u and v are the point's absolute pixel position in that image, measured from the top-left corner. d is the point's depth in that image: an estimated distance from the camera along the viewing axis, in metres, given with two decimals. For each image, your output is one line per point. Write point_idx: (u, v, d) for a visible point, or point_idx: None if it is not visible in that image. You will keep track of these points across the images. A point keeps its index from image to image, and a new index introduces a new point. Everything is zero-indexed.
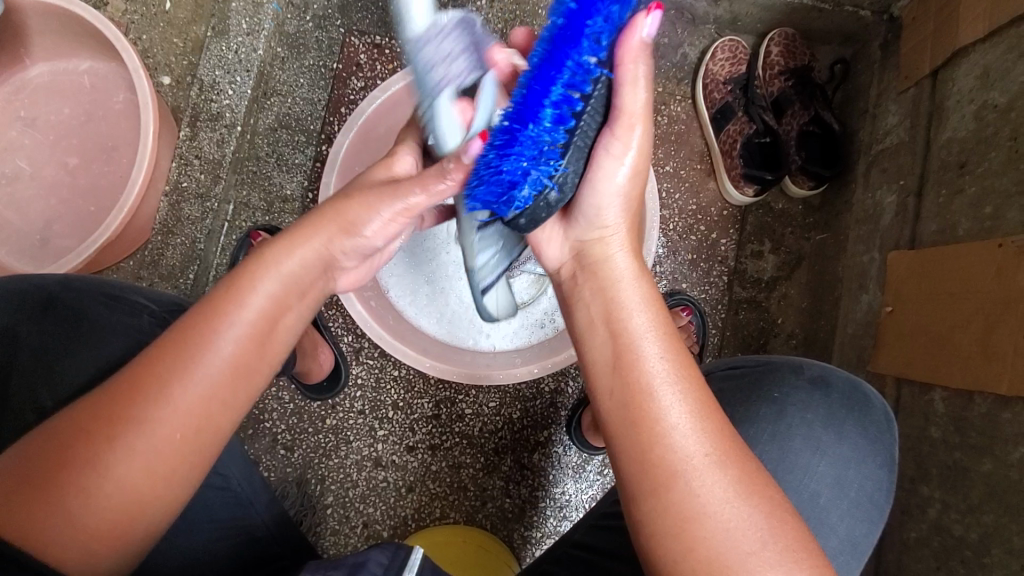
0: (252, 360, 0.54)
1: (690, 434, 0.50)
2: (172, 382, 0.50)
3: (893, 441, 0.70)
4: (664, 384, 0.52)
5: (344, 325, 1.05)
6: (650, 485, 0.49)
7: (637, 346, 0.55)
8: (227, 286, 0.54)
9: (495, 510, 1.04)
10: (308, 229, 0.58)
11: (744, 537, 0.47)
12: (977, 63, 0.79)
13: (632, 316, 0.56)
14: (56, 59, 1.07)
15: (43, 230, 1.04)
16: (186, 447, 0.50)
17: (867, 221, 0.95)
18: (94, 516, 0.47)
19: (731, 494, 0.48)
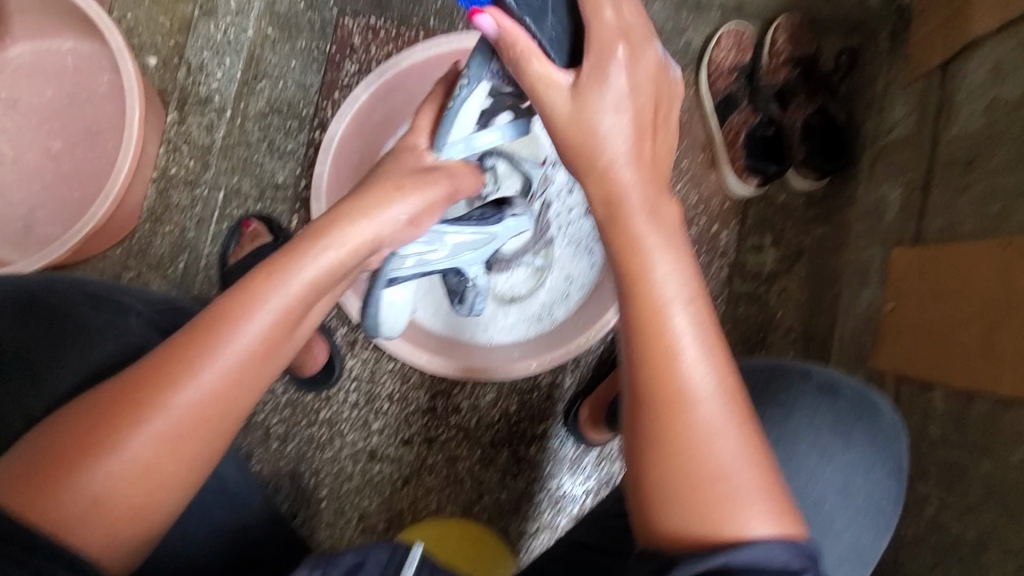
0: (281, 343, 0.53)
1: (709, 395, 0.48)
2: (205, 361, 0.48)
3: (901, 450, 0.69)
4: (677, 327, 0.49)
5: (339, 317, 1.03)
6: (661, 440, 0.48)
7: (652, 289, 0.50)
8: (268, 268, 0.54)
9: (491, 503, 1.03)
10: (350, 215, 0.59)
11: (756, 510, 0.47)
12: (989, 55, 0.77)
13: (640, 233, 0.52)
14: (37, 38, 1.03)
15: (27, 217, 1.01)
16: (210, 429, 0.49)
17: (870, 215, 0.94)
18: (120, 500, 0.45)
19: (751, 473, 0.47)
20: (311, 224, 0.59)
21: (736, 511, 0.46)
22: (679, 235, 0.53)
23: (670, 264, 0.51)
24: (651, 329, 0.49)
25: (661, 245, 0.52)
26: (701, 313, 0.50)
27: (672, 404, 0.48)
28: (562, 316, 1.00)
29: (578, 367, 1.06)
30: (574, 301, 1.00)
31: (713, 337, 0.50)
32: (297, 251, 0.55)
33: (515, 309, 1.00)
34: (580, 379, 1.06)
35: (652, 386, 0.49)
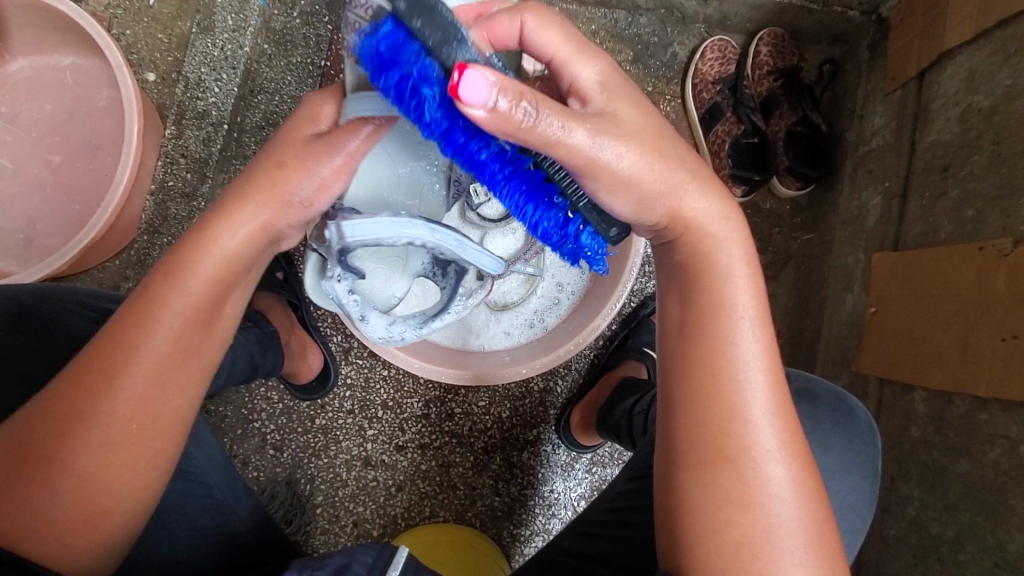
0: (198, 341, 0.52)
1: (773, 454, 0.49)
2: (118, 372, 0.48)
3: (876, 454, 0.71)
4: (756, 389, 0.50)
5: (333, 325, 1.05)
6: (711, 485, 0.49)
7: (732, 342, 0.51)
8: (164, 268, 0.50)
9: (485, 508, 1.05)
10: (252, 194, 0.52)
11: (784, 532, 0.48)
12: (962, 66, 0.79)
13: (729, 290, 0.53)
14: (38, 54, 1.06)
15: (27, 229, 1.03)
16: (141, 434, 0.49)
17: (853, 221, 0.96)
18: (63, 514, 0.47)
19: (800, 524, 0.48)
20: (213, 205, 0.53)
21: (764, 534, 0.48)
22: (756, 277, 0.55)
23: (754, 331, 0.52)
24: (729, 382, 0.50)
25: (750, 293, 0.53)
26: (774, 366, 0.52)
27: (729, 460, 0.49)
28: (553, 323, 1.02)
29: (569, 373, 1.07)
30: (564, 307, 1.03)
31: (783, 398, 0.52)
32: (192, 245, 0.51)
33: (508, 315, 1.02)
34: (571, 384, 1.08)
35: (710, 428, 0.50)
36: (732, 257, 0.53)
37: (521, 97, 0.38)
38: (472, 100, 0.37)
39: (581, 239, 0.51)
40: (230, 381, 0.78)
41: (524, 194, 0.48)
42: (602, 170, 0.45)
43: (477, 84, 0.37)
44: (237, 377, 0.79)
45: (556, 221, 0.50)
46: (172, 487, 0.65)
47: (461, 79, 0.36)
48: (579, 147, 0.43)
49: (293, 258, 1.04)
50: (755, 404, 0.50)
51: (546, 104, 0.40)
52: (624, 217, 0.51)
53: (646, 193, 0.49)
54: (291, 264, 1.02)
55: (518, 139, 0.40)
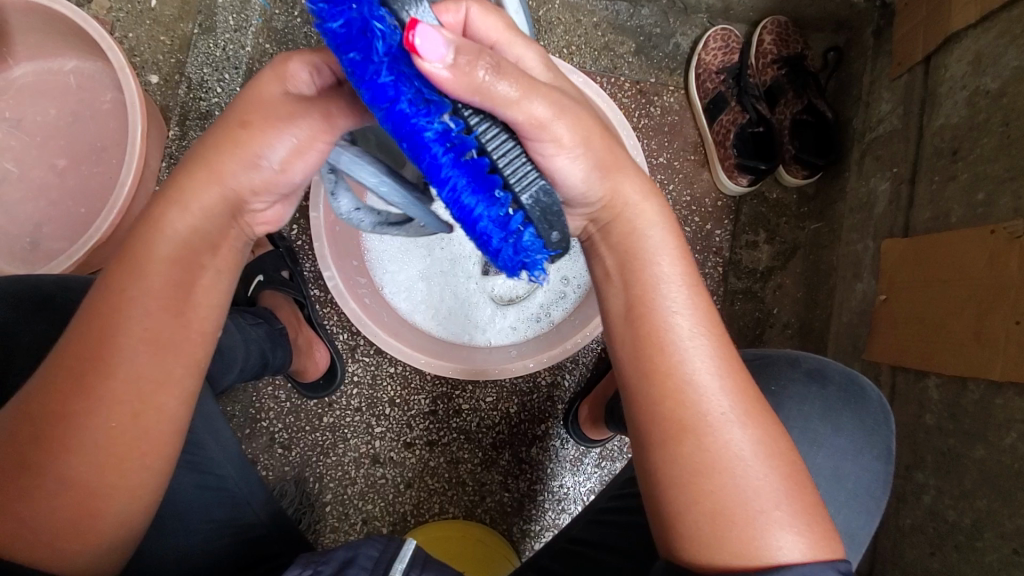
0: (175, 335, 0.49)
1: (732, 418, 0.49)
2: (90, 373, 0.47)
3: (891, 434, 0.70)
4: (697, 359, 0.50)
5: (340, 323, 1.04)
6: (677, 463, 0.49)
7: (663, 317, 0.51)
8: (125, 260, 0.48)
9: (494, 504, 1.04)
10: (202, 169, 0.48)
11: (759, 495, 0.48)
12: (969, 48, 0.78)
13: (655, 262, 0.52)
14: (41, 58, 1.06)
15: (33, 233, 1.03)
16: (125, 436, 0.47)
17: (861, 209, 0.95)
18: (66, 508, 0.46)
19: (771, 482, 0.49)
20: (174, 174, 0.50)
21: (740, 501, 0.48)
22: (677, 242, 0.54)
23: (685, 298, 0.52)
24: (669, 355, 0.50)
25: (670, 259, 0.53)
26: (715, 331, 0.52)
27: (688, 433, 0.49)
28: (559, 317, 1.02)
29: (577, 367, 1.07)
30: (570, 301, 1.02)
31: (731, 360, 0.52)
32: (144, 240, 0.48)
33: (514, 310, 1.02)
34: (579, 378, 1.07)
35: (663, 406, 0.50)
36: (651, 226, 0.54)
37: (478, 60, 0.39)
38: (432, 55, 0.37)
39: (523, 240, 0.45)
40: (241, 377, 0.78)
41: (467, 182, 0.42)
42: (556, 135, 0.45)
43: (432, 41, 0.37)
44: (248, 373, 0.79)
45: (497, 218, 0.44)
46: (188, 477, 0.64)
47: (416, 36, 0.36)
48: (533, 113, 0.42)
49: (298, 256, 1.04)
50: (704, 375, 0.50)
51: (506, 66, 0.40)
52: (570, 188, 0.50)
53: (595, 167, 0.49)
54: (296, 263, 1.01)
55: (480, 100, 0.40)
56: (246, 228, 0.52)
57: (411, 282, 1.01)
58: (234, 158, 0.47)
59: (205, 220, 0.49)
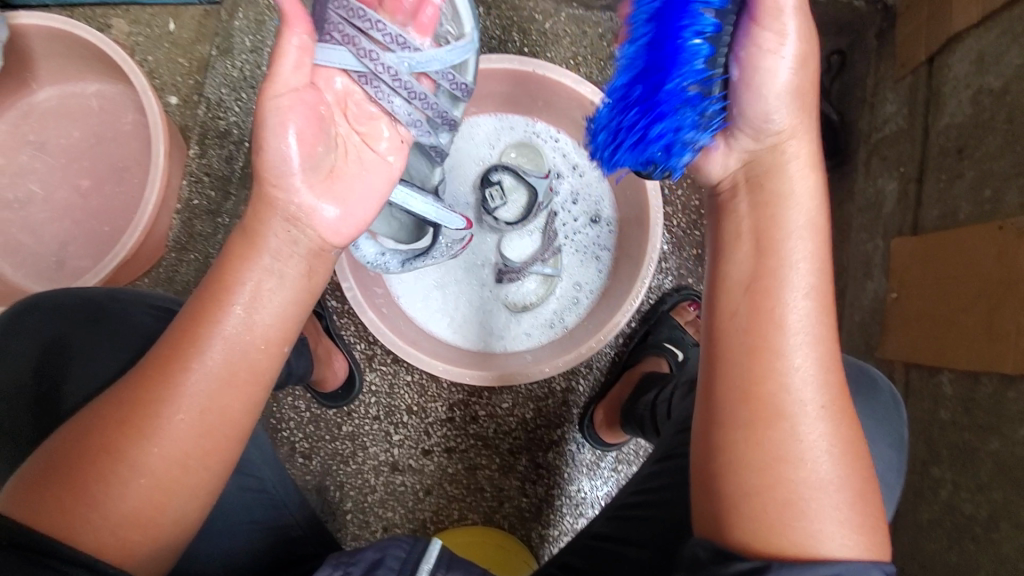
0: (255, 344, 0.54)
1: (814, 414, 0.50)
2: (177, 370, 0.51)
3: (902, 422, 0.71)
4: (805, 347, 0.51)
5: (357, 333, 1.06)
6: (758, 444, 0.50)
7: (784, 294, 0.51)
8: (217, 266, 0.56)
9: (513, 509, 1.05)
10: (256, 213, 0.57)
11: (832, 491, 0.49)
12: (972, 49, 0.80)
13: (793, 238, 0.52)
14: (64, 83, 1.10)
15: (58, 252, 1.06)
16: (202, 430, 0.52)
17: (869, 209, 0.96)
18: (128, 505, 0.49)
19: (842, 481, 0.50)
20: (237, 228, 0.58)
21: (812, 494, 0.49)
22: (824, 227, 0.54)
23: (810, 284, 0.51)
24: (776, 338, 0.51)
25: (806, 250, 0.52)
26: (826, 319, 0.52)
27: (778, 418, 0.50)
28: (574, 322, 1.03)
29: (591, 372, 1.08)
30: (584, 306, 1.04)
31: (833, 356, 0.52)
32: (236, 254, 0.56)
33: (528, 317, 1.04)
34: (593, 382, 1.08)
35: (761, 385, 0.50)
36: (801, 212, 0.53)
37: None
38: None
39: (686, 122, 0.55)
40: None
41: (669, 53, 0.53)
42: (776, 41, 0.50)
43: None
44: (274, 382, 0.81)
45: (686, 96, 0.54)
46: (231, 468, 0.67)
47: None
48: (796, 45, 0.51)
49: None
50: (806, 364, 0.50)
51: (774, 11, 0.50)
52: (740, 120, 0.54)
53: (786, 95, 0.52)
54: None
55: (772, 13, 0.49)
56: (315, 234, 0.58)
57: (426, 290, 1.03)
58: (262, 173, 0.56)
59: (272, 235, 0.56)
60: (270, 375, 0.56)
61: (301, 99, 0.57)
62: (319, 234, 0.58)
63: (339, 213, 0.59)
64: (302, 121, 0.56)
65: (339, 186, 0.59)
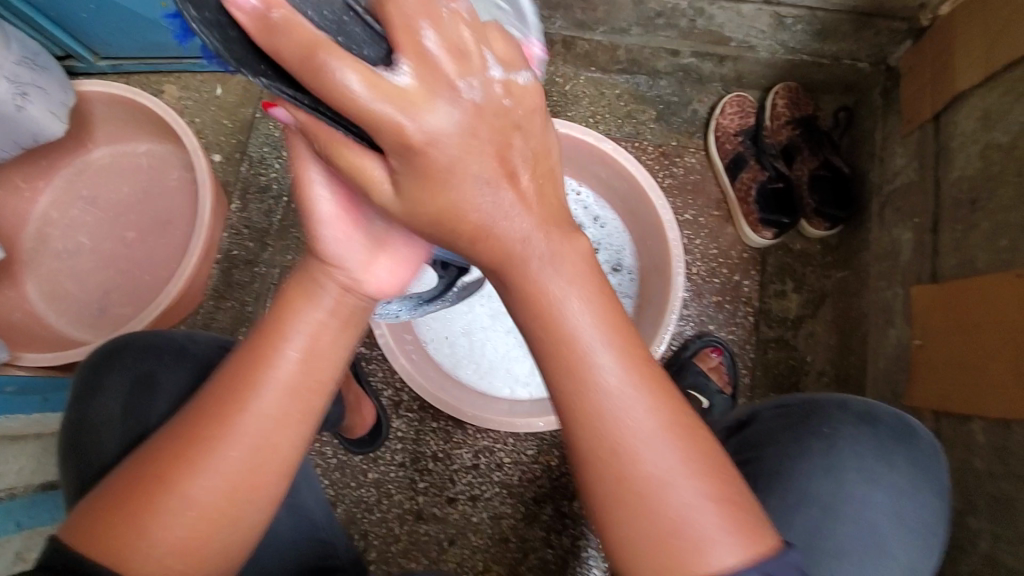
0: (308, 391, 0.54)
1: (647, 436, 0.47)
2: (234, 409, 0.52)
3: (943, 471, 0.71)
4: (610, 373, 0.48)
5: (385, 379, 1.09)
6: (609, 487, 0.48)
7: (575, 332, 0.48)
8: (278, 312, 0.55)
9: (537, 561, 1.04)
10: (304, 290, 0.55)
11: (702, 517, 0.47)
12: (977, 106, 0.84)
13: (570, 294, 0.48)
14: (116, 142, 1.17)
15: (102, 301, 1.12)
16: (253, 470, 0.52)
17: (886, 257, 0.99)
18: (176, 538, 0.50)
19: (705, 503, 0.47)
20: (282, 293, 0.56)
21: (682, 527, 0.46)
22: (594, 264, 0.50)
23: (595, 317, 0.48)
24: (582, 388, 0.48)
25: (574, 287, 0.48)
26: (628, 342, 0.49)
27: (618, 454, 0.47)
28: None
29: None
30: None
31: (648, 376, 0.49)
32: (295, 306, 0.55)
33: None
34: None
35: (590, 424, 0.48)
36: (560, 277, 0.48)
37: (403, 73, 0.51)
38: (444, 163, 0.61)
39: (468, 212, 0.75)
40: None
41: None
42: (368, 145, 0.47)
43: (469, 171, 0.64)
44: None
45: None
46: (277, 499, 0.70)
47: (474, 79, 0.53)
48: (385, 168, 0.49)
49: None
50: (617, 388, 0.48)
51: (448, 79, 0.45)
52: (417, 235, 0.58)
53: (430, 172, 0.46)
54: None
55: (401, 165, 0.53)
56: (369, 298, 0.57)
57: (451, 337, 1.06)
58: (319, 258, 0.55)
59: (329, 304, 0.55)
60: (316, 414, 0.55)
61: (333, 173, 0.54)
62: (375, 296, 0.57)
63: (389, 276, 0.58)
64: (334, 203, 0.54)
65: (388, 248, 0.57)
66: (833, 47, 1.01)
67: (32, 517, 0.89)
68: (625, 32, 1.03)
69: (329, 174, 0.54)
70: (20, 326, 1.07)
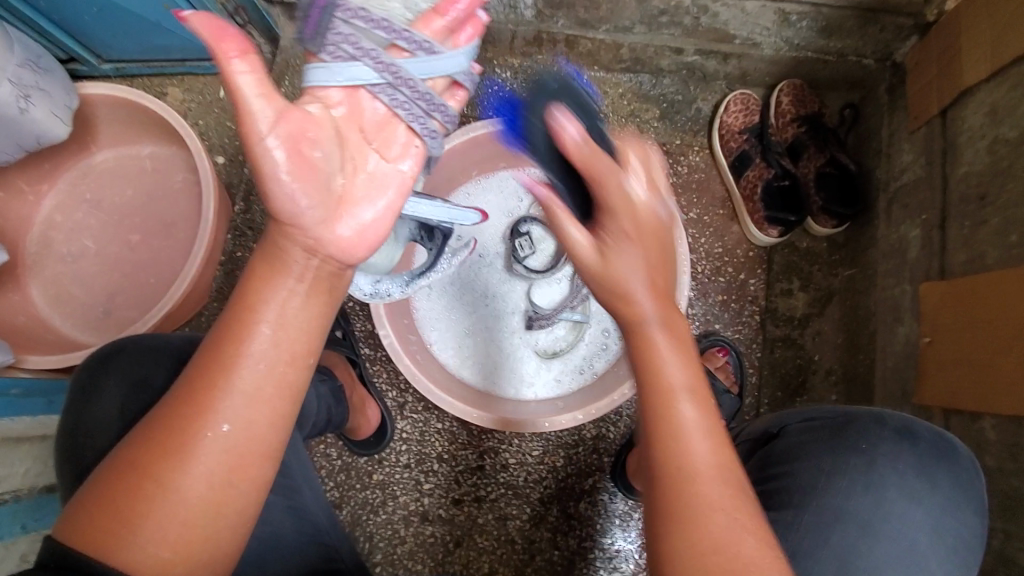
0: (286, 367, 0.53)
1: (701, 433, 0.54)
2: (213, 391, 0.51)
3: (983, 489, 0.70)
4: (687, 399, 0.55)
5: (389, 380, 1.08)
6: (663, 492, 0.52)
7: (658, 353, 0.57)
8: (245, 287, 0.54)
9: (544, 563, 1.03)
10: (273, 263, 0.54)
11: (740, 534, 0.49)
12: (984, 101, 0.83)
13: (647, 310, 0.58)
14: (119, 145, 1.17)
15: (106, 303, 1.12)
16: (237, 453, 0.51)
17: (893, 254, 0.98)
18: (165, 529, 0.49)
19: (745, 525, 0.50)
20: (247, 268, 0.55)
21: (723, 541, 0.49)
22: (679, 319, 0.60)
23: (673, 348, 0.58)
24: (665, 398, 0.55)
25: (644, 286, 0.58)
26: (699, 381, 0.57)
27: (674, 465, 0.52)
28: (602, 367, 1.04)
29: (620, 420, 1.07)
30: (612, 352, 1.05)
31: (712, 414, 0.55)
32: (263, 279, 0.54)
33: (558, 363, 1.05)
34: (624, 430, 1.07)
35: (658, 433, 0.54)
36: (640, 285, 0.58)
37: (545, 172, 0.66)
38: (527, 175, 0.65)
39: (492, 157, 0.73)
40: (310, 432, 0.83)
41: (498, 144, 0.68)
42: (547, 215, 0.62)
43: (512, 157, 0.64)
44: (315, 428, 0.84)
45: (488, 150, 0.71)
46: (281, 500, 0.69)
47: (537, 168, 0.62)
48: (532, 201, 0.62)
49: (350, 317, 1.09)
50: (686, 413, 0.54)
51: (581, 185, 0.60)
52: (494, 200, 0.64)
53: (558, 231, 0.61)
54: (348, 323, 1.07)
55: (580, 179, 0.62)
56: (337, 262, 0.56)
57: (456, 337, 1.05)
58: (278, 218, 0.54)
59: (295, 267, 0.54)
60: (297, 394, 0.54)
61: (287, 128, 0.52)
62: (340, 260, 0.56)
63: (356, 238, 0.57)
64: (286, 156, 0.52)
65: (347, 210, 0.56)
66: (838, 43, 1.00)
67: (37, 519, 0.90)
68: (628, 31, 1.02)
69: (279, 117, 0.51)
70: (25, 329, 1.07)
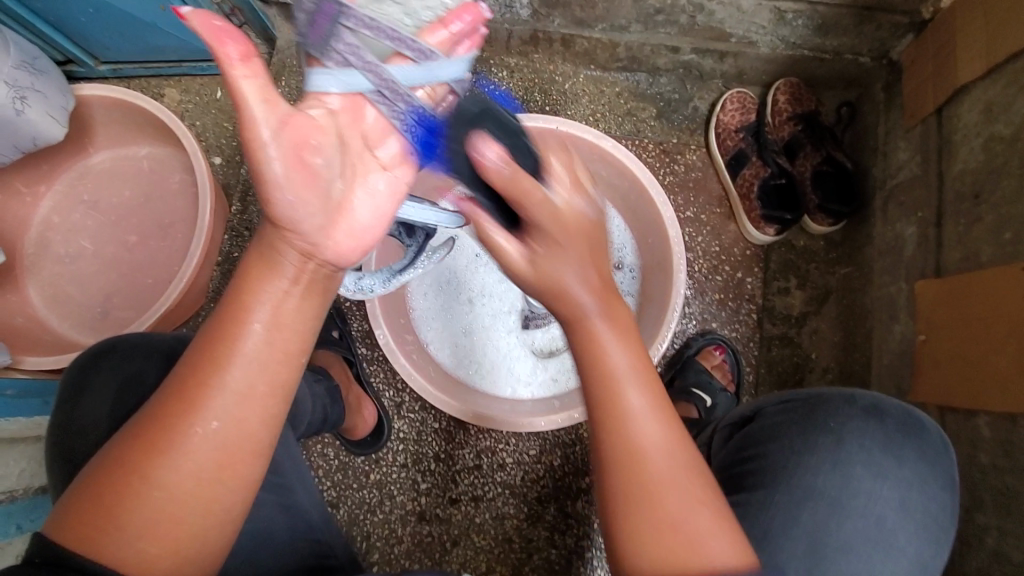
0: (276, 365, 0.52)
1: (660, 442, 0.52)
2: (202, 390, 0.50)
3: (952, 463, 0.71)
4: (636, 393, 0.53)
5: (386, 380, 1.08)
6: (619, 489, 0.51)
7: (607, 357, 0.55)
8: (236, 284, 0.52)
9: (542, 562, 1.03)
10: (266, 262, 0.52)
11: (697, 519, 0.50)
12: (979, 99, 0.83)
13: (600, 324, 0.56)
14: (116, 146, 1.17)
15: (103, 304, 1.12)
16: (227, 451, 0.50)
17: (890, 252, 0.98)
18: (154, 526, 0.48)
19: (700, 510, 0.50)
20: (239, 265, 0.53)
21: (684, 529, 0.49)
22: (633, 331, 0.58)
23: (622, 346, 0.55)
24: (615, 396, 0.53)
25: (604, 321, 0.56)
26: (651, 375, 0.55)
27: (634, 461, 0.51)
28: None
29: None
30: None
31: (661, 402, 0.54)
32: (253, 277, 0.52)
33: (555, 362, 1.05)
34: None
35: (610, 433, 0.53)
36: (592, 309, 0.56)
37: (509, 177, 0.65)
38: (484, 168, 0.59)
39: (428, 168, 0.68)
40: (306, 431, 0.83)
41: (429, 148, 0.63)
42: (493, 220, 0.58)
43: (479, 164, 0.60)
44: (311, 427, 0.84)
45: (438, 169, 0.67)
46: (275, 499, 0.69)
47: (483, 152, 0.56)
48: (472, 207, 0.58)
49: (348, 317, 1.09)
50: (635, 405, 0.53)
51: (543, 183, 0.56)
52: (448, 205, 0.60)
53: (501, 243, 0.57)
54: (345, 323, 1.07)
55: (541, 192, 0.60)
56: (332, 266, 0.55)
57: (452, 336, 1.05)
58: (274, 222, 0.52)
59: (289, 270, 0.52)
60: (289, 390, 0.53)
61: (289, 133, 0.50)
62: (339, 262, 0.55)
63: (353, 242, 0.55)
64: (287, 161, 0.50)
65: (345, 215, 0.55)
66: (834, 41, 1.00)
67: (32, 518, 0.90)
68: (625, 30, 1.02)
69: (280, 125, 0.49)
70: (22, 329, 1.08)
